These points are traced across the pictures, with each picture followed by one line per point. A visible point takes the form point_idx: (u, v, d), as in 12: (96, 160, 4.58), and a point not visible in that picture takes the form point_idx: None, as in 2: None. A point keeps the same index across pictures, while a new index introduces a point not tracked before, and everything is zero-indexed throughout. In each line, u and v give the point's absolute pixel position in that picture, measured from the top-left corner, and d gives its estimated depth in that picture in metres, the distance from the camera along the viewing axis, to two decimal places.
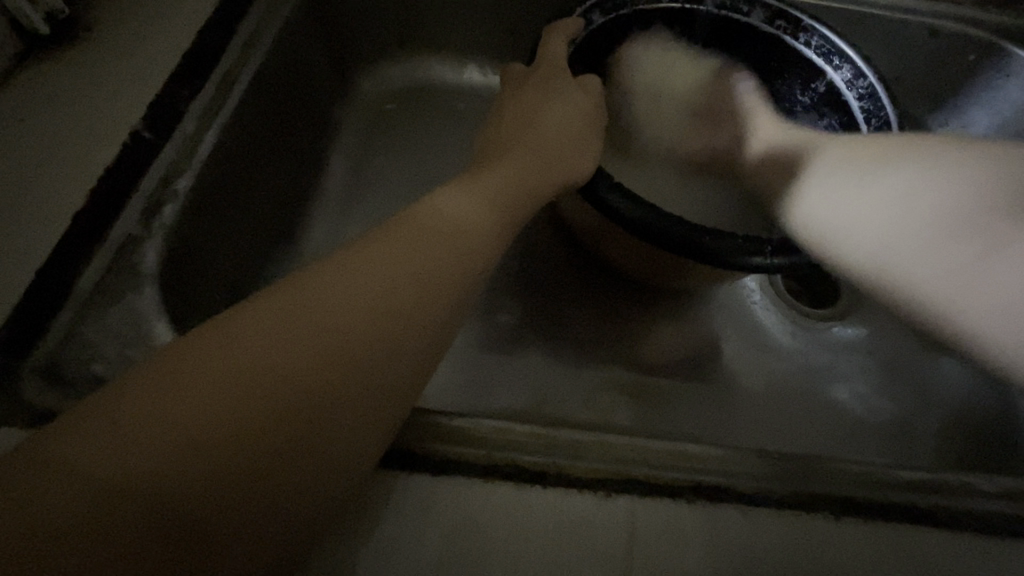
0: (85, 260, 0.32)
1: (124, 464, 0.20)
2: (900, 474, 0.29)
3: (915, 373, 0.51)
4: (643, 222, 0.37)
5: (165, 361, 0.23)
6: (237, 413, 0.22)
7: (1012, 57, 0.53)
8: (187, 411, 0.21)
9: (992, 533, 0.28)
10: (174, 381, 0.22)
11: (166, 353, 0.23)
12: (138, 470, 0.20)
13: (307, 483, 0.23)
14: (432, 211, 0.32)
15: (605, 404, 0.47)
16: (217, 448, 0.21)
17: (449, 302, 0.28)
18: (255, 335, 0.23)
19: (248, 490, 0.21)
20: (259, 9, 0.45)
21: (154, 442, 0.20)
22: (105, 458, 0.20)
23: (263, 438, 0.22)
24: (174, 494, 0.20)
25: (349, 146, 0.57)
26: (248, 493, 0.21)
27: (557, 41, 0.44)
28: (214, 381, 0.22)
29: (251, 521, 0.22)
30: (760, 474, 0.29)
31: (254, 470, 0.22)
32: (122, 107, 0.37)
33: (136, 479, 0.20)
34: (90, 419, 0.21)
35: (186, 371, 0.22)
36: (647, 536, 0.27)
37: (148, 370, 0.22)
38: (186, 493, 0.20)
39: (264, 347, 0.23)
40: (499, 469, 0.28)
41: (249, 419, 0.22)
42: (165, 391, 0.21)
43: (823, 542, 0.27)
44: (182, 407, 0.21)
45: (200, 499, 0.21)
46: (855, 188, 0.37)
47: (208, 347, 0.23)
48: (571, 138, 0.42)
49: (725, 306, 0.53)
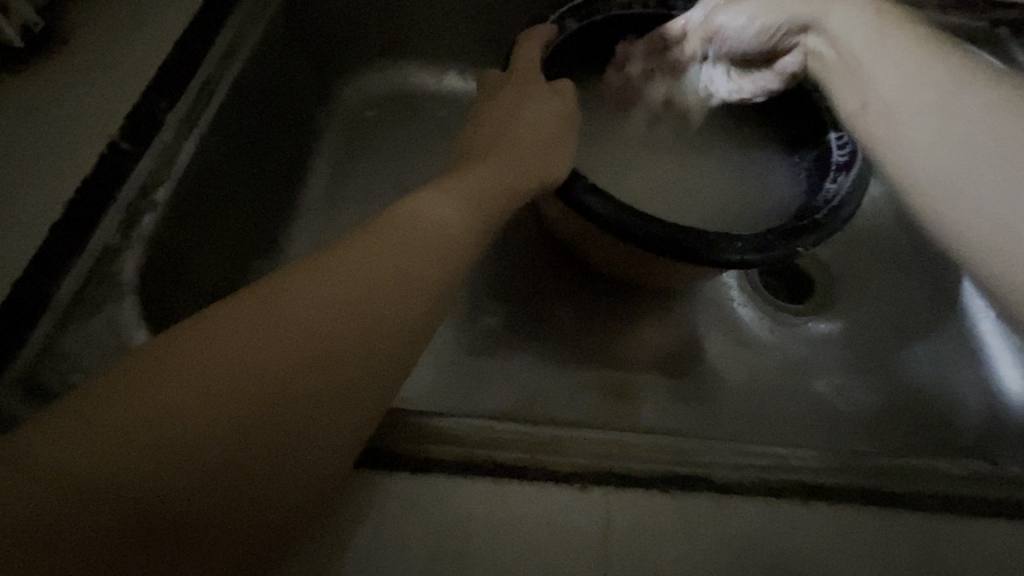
0: (64, 272, 0.33)
1: (102, 462, 0.20)
2: (868, 460, 0.30)
3: (889, 364, 0.52)
4: (617, 221, 0.38)
5: (136, 366, 0.23)
6: (208, 418, 0.22)
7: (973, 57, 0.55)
8: (165, 410, 0.22)
9: (953, 513, 0.30)
10: (152, 380, 0.22)
11: (144, 352, 0.23)
12: (116, 468, 0.20)
13: (281, 485, 0.24)
14: (411, 212, 0.32)
15: (587, 402, 0.47)
16: (194, 446, 0.22)
17: (425, 305, 0.29)
18: (233, 335, 0.24)
19: (227, 487, 0.22)
20: (238, 19, 0.45)
21: (132, 440, 0.21)
22: (83, 456, 0.20)
23: (240, 436, 0.22)
24: (153, 490, 0.21)
25: (330, 153, 0.58)
26: (227, 489, 0.22)
27: (533, 49, 0.45)
28: (186, 387, 0.22)
29: (230, 516, 0.22)
30: (734, 464, 0.30)
31: (233, 467, 0.22)
32: (99, 119, 0.37)
33: (114, 477, 0.20)
34: (68, 418, 0.21)
35: (164, 370, 0.22)
36: (623, 527, 0.27)
37: (124, 370, 0.23)
38: (164, 489, 0.21)
39: (242, 347, 0.24)
40: (480, 465, 0.28)
41: (226, 419, 0.22)
42: (135, 398, 0.22)
43: (794, 528, 0.28)
44: (160, 406, 0.22)
45: (178, 495, 0.21)
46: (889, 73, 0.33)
47: (180, 352, 0.23)
48: (548, 141, 0.42)
49: (704, 303, 0.55)
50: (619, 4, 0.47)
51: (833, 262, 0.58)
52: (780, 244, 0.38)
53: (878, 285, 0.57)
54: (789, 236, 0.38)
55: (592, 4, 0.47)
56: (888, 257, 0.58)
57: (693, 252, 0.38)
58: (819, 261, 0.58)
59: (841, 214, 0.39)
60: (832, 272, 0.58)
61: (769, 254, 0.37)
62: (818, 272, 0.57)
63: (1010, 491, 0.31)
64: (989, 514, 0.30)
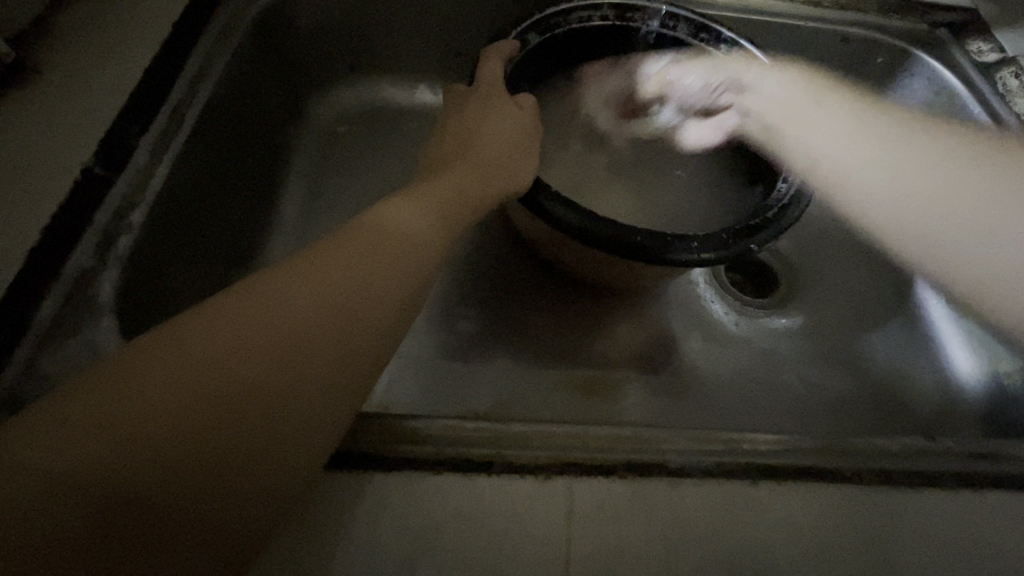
0: (42, 297, 0.34)
1: (82, 462, 0.22)
2: (816, 439, 0.33)
3: (849, 351, 0.55)
4: (579, 224, 0.40)
5: (122, 363, 0.25)
6: (191, 408, 0.24)
7: (914, 59, 0.59)
8: (141, 412, 0.23)
9: (893, 485, 0.32)
10: (130, 383, 0.24)
11: (123, 357, 0.25)
12: (95, 467, 0.22)
13: (260, 473, 0.25)
14: (381, 220, 0.34)
15: (562, 400, 0.49)
16: (170, 445, 0.23)
17: (393, 308, 0.31)
18: (207, 339, 0.25)
19: (202, 484, 0.24)
20: (208, 42, 0.46)
21: (110, 441, 0.22)
22: (64, 457, 0.22)
23: (214, 435, 0.24)
24: (131, 487, 0.22)
25: (304, 169, 0.59)
26: (202, 486, 0.24)
27: (496, 62, 0.46)
28: (169, 381, 0.24)
29: (205, 513, 0.24)
30: (693, 450, 0.31)
31: (206, 465, 0.24)
32: (73, 144, 0.38)
33: (93, 475, 0.22)
34: (51, 420, 0.23)
35: (141, 374, 0.24)
36: (588, 510, 0.29)
37: (104, 375, 0.24)
38: (142, 486, 0.23)
39: (216, 350, 0.25)
40: (451, 462, 0.30)
41: (200, 419, 0.24)
42: (121, 392, 0.23)
43: (749, 505, 0.30)
44: (137, 409, 0.23)
45: (155, 491, 0.23)
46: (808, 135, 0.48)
47: (159, 354, 0.25)
48: (513, 150, 0.44)
49: (673, 300, 0.57)
50: (578, 17, 0.49)
51: (794, 257, 0.61)
52: (734, 242, 0.40)
53: (839, 275, 0.59)
54: (742, 235, 0.40)
55: (552, 18, 0.48)
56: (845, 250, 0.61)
57: (652, 252, 0.40)
58: (781, 255, 0.61)
59: (790, 214, 0.41)
60: (793, 266, 0.60)
61: (724, 252, 0.40)
62: (781, 267, 0.60)
63: (949, 464, 0.33)
64: (926, 483, 0.32)
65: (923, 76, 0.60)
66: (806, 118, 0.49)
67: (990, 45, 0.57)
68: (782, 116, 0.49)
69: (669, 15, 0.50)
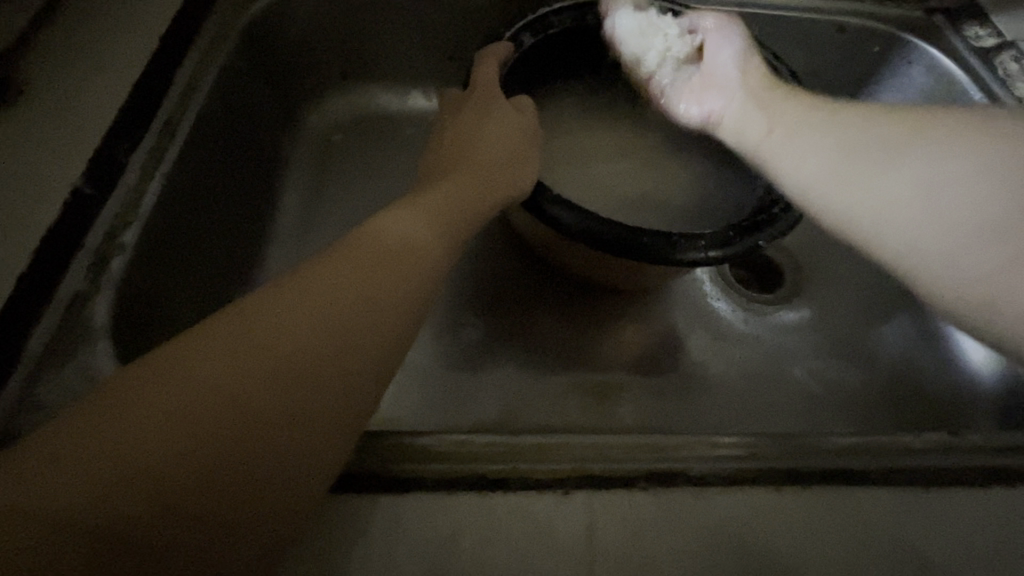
0: (34, 324, 0.32)
1: (73, 501, 0.21)
2: (834, 441, 0.32)
3: (860, 345, 0.54)
4: (581, 228, 0.39)
5: (113, 398, 0.23)
6: (182, 444, 0.23)
7: (913, 48, 0.58)
8: (131, 447, 0.22)
9: (917, 485, 0.31)
10: (119, 417, 0.23)
11: (113, 387, 0.24)
12: (87, 506, 0.21)
13: (261, 509, 0.24)
14: (380, 232, 0.33)
15: (571, 407, 0.49)
16: (161, 481, 0.22)
17: (395, 330, 0.29)
18: (199, 366, 0.24)
19: (197, 519, 0.22)
20: (196, 56, 0.45)
21: (101, 479, 0.21)
22: (55, 496, 0.21)
23: (209, 468, 0.23)
24: (124, 526, 0.21)
25: (299, 179, 0.58)
26: (197, 522, 0.22)
27: (491, 65, 0.45)
28: (164, 416, 0.23)
29: (204, 549, 0.23)
30: (711, 457, 0.31)
31: (200, 500, 0.23)
32: (61, 164, 0.37)
33: (86, 514, 0.21)
34: (41, 458, 0.22)
35: (131, 406, 0.23)
36: (605, 525, 0.28)
37: (94, 408, 0.23)
38: (135, 524, 0.21)
39: (207, 377, 0.24)
40: (462, 480, 0.29)
41: (192, 451, 0.23)
42: (114, 429, 0.22)
43: (769, 513, 0.29)
44: (127, 444, 0.22)
45: (149, 529, 0.22)
46: (806, 164, 0.39)
47: (149, 383, 0.24)
48: (513, 154, 0.43)
49: (679, 300, 0.56)
50: (572, 16, 0.49)
51: (800, 252, 0.60)
52: (741, 240, 0.39)
53: (845, 266, 0.59)
54: (749, 233, 0.39)
55: (546, 18, 0.48)
56: None
57: (658, 253, 0.39)
58: (787, 250, 0.60)
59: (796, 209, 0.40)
60: (799, 261, 0.59)
61: (733, 250, 0.39)
62: (787, 261, 0.59)
63: (971, 461, 0.32)
64: (950, 481, 0.31)
65: (921, 64, 0.59)
66: (806, 141, 0.39)
67: (986, 31, 0.57)
68: (784, 137, 0.40)
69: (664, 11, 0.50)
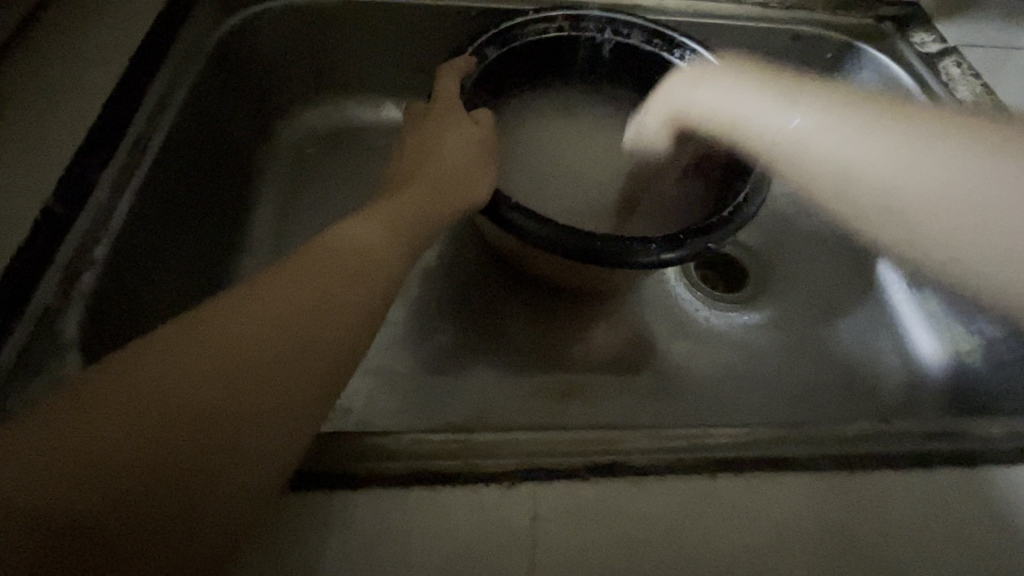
0: (5, 337, 0.34)
1: (38, 492, 0.23)
2: (770, 431, 0.34)
3: (818, 340, 0.56)
4: (539, 235, 0.41)
5: (81, 397, 0.25)
6: (141, 439, 0.24)
7: (863, 54, 0.61)
8: (93, 442, 0.24)
9: (845, 468, 0.33)
10: (82, 415, 0.24)
11: (80, 387, 0.26)
12: (52, 495, 0.23)
13: (219, 503, 0.25)
14: (340, 241, 0.35)
15: (538, 406, 0.50)
16: (120, 473, 0.24)
17: (353, 337, 0.31)
18: (159, 367, 0.26)
19: (155, 509, 0.24)
20: (166, 74, 0.47)
21: (64, 471, 0.23)
22: (23, 487, 0.23)
23: (166, 461, 0.24)
24: (85, 515, 0.23)
25: (273, 191, 0.60)
26: (155, 511, 0.24)
27: (452, 80, 0.47)
28: (121, 415, 0.24)
29: (162, 537, 0.24)
30: (654, 448, 0.32)
31: (157, 491, 0.24)
32: (33, 184, 0.39)
33: (51, 503, 0.23)
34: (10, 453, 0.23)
35: (94, 405, 0.25)
36: (552, 514, 0.30)
37: (61, 407, 0.25)
38: (96, 512, 0.23)
39: (166, 378, 0.26)
40: (418, 475, 0.31)
41: (149, 446, 0.24)
42: (81, 425, 0.24)
43: (707, 499, 0.31)
44: (89, 440, 0.24)
45: (108, 518, 0.23)
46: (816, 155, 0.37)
47: (111, 383, 0.25)
48: (473, 164, 0.45)
49: (644, 300, 0.58)
50: (534, 30, 0.51)
51: (761, 252, 0.62)
52: (691, 243, 0.41)
53: (804, 266, 0.61)
54: (700, 235, 0.41)
55: (508, 32, 0.50)
56: (809, 240, 0.62)
57: (612, 256, 0.41)
58: (749, 250, 0.62)
59: (745, 212, 0.42)
60: (760, 260, 0.62)
61: (683, 252, 0.41)
62: (749, 261, 0.61)
63: (901, 445, 0.34)
64: (878, 465, 0.33)
65: (871, 69, 0.61)
66: None
67: (932, 37, 0.60)
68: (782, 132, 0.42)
69: (621, 23, 0.52)
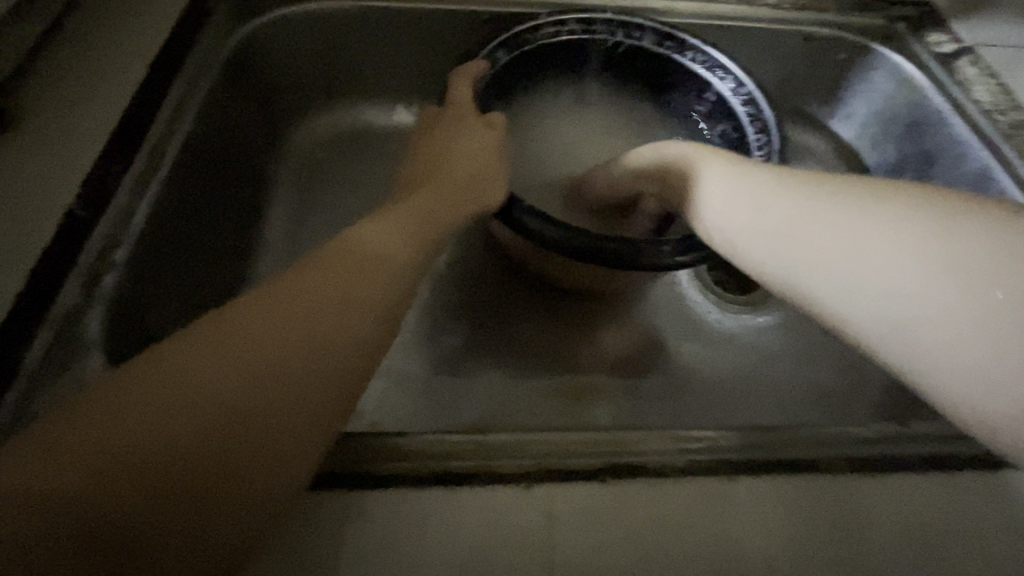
0: (30, 337, 0.34)
1: (64, 489, 0.23)
2: (783, 434, 0.34)
3: (833, 343, 0.56)
4: (552, 237, 0.41)
5: (104, 394, 0.26)
6: (165, 438, 0.25)
7: (876, 54, 0.60)
8: (118, 441, 0.24)
9: (862, 472, 0.33)
10: (107, 414, 0.25)
11: (103, 388, 0.26)
12: (78, 493, 0.23)
13: (234, 502, 0.26)
14: (354, 244, 0.35)
15: (550, 408, 0.50)
16: (145, 471, 0.24)
17: (367, 341, 0.31)
18: (182, 368, 0.26)
19: (179, 506, 0.24)
20: (183, 81, 0.48)
21: (90, 469, 0.23)
22: (48, 485, 0.23)
23: (190, 459, 0.25)
24: (111, 512, 0.23)
25: (287, 195, 0.60)
26: (180, 508, 0.24)
27: (465, 83, 0.47)
28: (146, 414, 0.25)
29: (185, 534, 0.24)
30: (667, 450, 0.32)
31: (183, 489, 0.24)
32: (55, 188, 0.39)
33: (77, 501, 0.23)
34: (37, 451, 0.24)
35: (118, 404, 0.25)
36: (567, 515, 0.30)
37: (86, 406, 0.25)
38: (122, 509, 0.23)
39: (189, 378, 0.26)
40: (434, 476, 0.31)
41: (174, 445, 0.25)
42: (104, 422, 0.24)
43: (723, 502, 0.31)
44: (114, 438, 0.24)
45: (134, 514, 0.24)
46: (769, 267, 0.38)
47: (135, 384, 0.26)
48: (484, 168, 0.45)
49: (656, 302, 0.58)
50: (545, 33, 0.51)
51: None
52: (704, 245, 0.41)
53: None
54: (713, 237, 0.41)
55: (520, 36, 0.50)
56: None
57: (625, 258, 0.41)
58: None
59: None
60: None
61: (695, 255, 0.41)
62: None
63: (918, 448, 0.34)
64: (895, 468, 0.33)
65: (885, 69, 0.60)
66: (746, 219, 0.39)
67: (946, 36, 0.60)
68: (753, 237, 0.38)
69: (632, 25, 0.52)
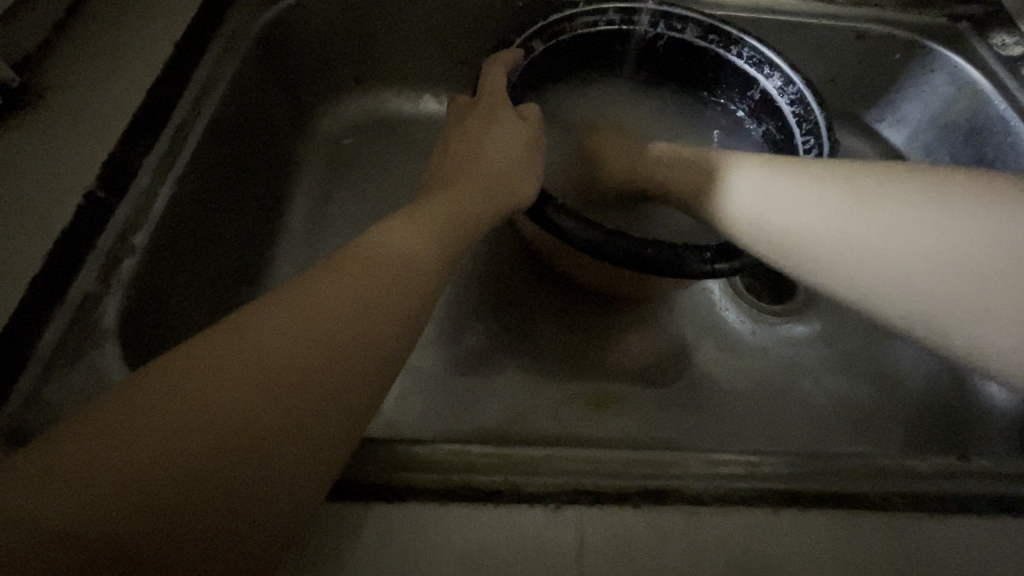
0: (45, 324, 0.33)
1: (72, 503, 0.21)
2: (831, 462, 0.31)
3: (874, 361, 0.53)
4: (587, 239, 0.38)
5: (109, 407, 0.24)
6: (180, 447, 0.23)
7: (935, 55, 0.56)
8: (129, 451, 0.22)
9: (919, 512, 0.30)
10: (120, 423, 0.23)
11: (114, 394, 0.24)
12: (87, 508, 0.21)
13: (244, 522, 0.24)
14: (375, 242, 0.33)
15: (573, 415, 0.48)
16: (159, 483, 0.22)
17: (384, 352, 0.29)
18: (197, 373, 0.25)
19: (195, 520, 0.23)
20: (209, 61, 0.46)
21: (99, 481, 0.22)
22: (55, 498, 0.21)
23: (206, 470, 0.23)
24: (120, 528, 0.22)
25: (310, 182, 0.59)
26: (195, 522, 0.23)
27: (499, 72, 0.44)
28: (160, 422, 0.23)
29: (200, 551, 0.23)
30: (708, 475, 0.30)
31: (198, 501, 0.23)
32: (77, 167, 0.38)
33: (85, 516, 0.21)
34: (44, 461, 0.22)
35: (132, 413, 0.23)
36: (596, 540, 0.28)
37: (97, 412, 0.24)
38: (132, 524, 0.22)
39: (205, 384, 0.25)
40: (455, 491, 0.29)
41: (189, 455, 0.23)
42: (108, 434, 0.23)
43: (770, 536, 0.29)
44: (125, 449, 0.23)
45: (144, 530, 0.22)
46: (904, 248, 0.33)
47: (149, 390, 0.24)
48: (518, 160, 0.43)
49: (686, 309, 0.55)
50: (582, 22, 0.48)
51: None
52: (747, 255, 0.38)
53: None
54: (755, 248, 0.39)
55: (556, 25, 0.47)
56: None
57: (665, 265, 0.38)
58: None
59: None
60: None
61: (737, 265, 0.38)
62: None
63: (975, 487, 0.31)
64: (956, 509, 0.31)
65: (945, 71, 0.56)
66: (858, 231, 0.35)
67: (1014, 38, 0.55)
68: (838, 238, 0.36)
69: (675, 16, 0.48)
